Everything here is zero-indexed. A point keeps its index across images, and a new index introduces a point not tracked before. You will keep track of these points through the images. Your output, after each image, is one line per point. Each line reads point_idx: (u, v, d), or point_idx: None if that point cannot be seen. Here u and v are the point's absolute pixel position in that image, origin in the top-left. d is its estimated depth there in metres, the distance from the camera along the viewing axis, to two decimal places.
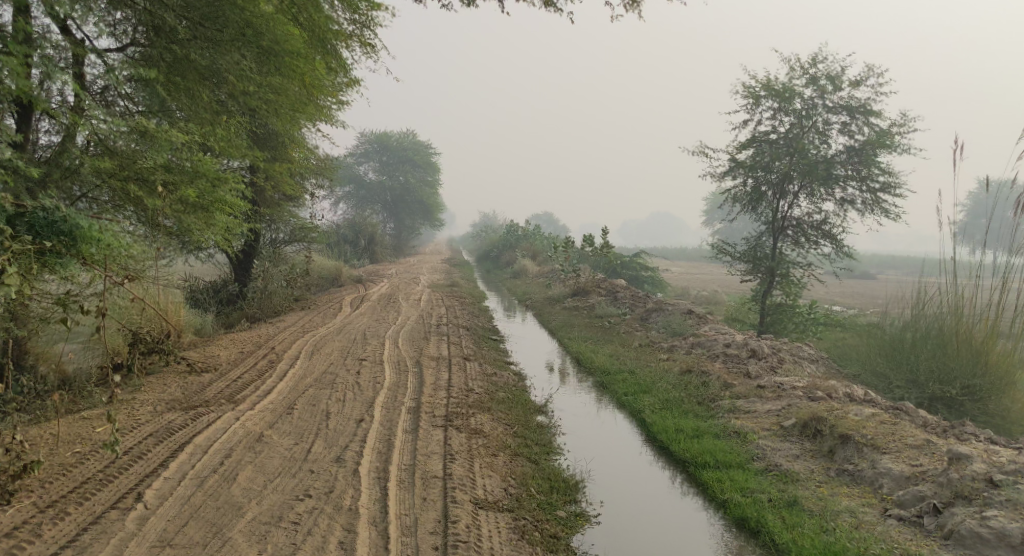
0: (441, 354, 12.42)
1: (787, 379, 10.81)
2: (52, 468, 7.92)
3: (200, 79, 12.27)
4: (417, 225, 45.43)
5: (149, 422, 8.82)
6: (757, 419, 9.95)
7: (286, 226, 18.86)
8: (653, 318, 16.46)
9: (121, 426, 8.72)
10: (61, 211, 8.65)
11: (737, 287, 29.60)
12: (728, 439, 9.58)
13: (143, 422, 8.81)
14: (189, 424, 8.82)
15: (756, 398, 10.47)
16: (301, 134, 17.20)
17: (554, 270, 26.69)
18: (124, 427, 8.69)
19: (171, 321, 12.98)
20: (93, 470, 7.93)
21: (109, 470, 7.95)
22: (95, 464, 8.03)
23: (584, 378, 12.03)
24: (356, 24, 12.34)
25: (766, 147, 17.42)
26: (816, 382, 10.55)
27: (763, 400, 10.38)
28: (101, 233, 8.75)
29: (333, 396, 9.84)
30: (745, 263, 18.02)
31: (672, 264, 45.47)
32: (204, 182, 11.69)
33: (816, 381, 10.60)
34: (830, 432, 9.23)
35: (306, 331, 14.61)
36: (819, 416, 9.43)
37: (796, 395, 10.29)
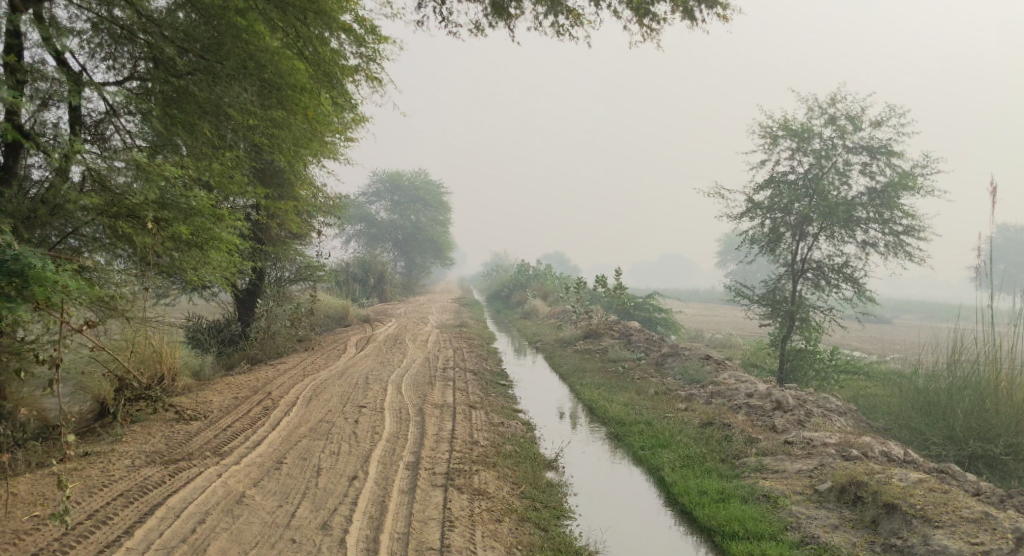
0: (446, 401, 11.75)
1: (818, 434, 10.08)
2: (5, 535, 7.31)
3: (201, 113, 11.66)
4: (428, 264, 44.94)
5: (122, 479, 8.19)
6: (788, 480, 9.22)
7: (291, 265, 18.33)
8: (668, 363, 15.78)
9: (91, 484, 8.09)
10: (12, 248, 8.98)
11: (752, 331, 28.81)
12: (758, 504, 8.85)
13: (115, 479, 8.18)
14: (165, 482, 8.20)
15: (784, 456, 9.74)
16: (309, 172, 16.79)
17: (566, 311, 26.06)
18: (93, 485, 8.06)
19: (165, 364, 12.35)
20: (49, 538, 7.31)
21: (67, 538, 7.32)
22: (53, 531, 7.41)
23: (598, 428, 11.34)
24: (362, 58, 11.77)
25: (783, 188, 16.85)
26: (848, 439, 9.83)
27: (791, 458, 9.65)
28: (55, 275, 8.99)
29: (327, 449, 9.19)
30: (764, 307, 17.32)
31: (686, 306, 44.75)
32: (200, 218, 11.13)
33: (848, 438, 9.87)
34: (872, 499, 8.51)
35: (306, 374, 14.01)
36: (858, 480, 8.70)
37: (828, 454, 9.56)
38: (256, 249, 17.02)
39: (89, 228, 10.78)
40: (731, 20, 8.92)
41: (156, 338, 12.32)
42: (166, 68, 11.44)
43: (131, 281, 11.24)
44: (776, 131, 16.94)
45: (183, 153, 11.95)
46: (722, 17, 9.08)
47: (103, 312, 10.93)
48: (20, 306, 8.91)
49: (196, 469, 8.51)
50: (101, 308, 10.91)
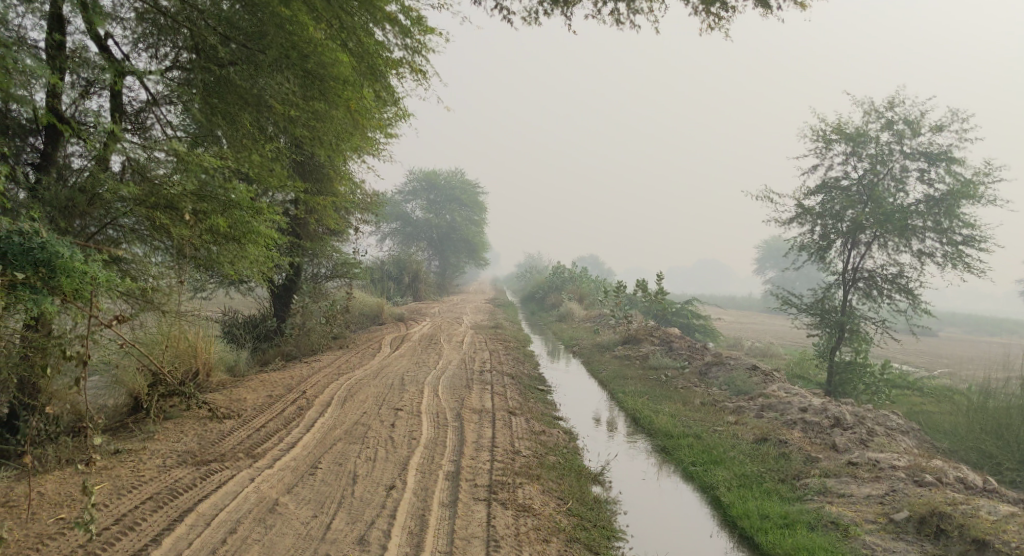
0: (484, 407, 11.34)
1: (884, 457, 9.53)
2: (28, 540, 7.02)
3: (243, 104, 11.47)
4: (463, 263, 44.66)
5: (151, 481, 7.88)
6: (857, 507, 8.67)
7: (327, 261, 18.05)
8: (713, 372, 15.24)
9: (119, 485, 7.78)
10: (40, 238, 8.70)
11: (793, 341, 28.10)
12: (826, 532, 8.33)
13: (145, 481, 7.87)
14: (196, 485, 7.88)
15: (848, 478, 9.20)
16: (348, 168, 16.50)
17: (604, 315, 25.57)
18: (121, 487, 7.76)
19: (200, 359, 12.05)
20: (73, 544, 7.00)
21: (91, 545, 7.02)
22: (77, 536, 7.10)
23: (643, 440, 10.86)
24: (407, 50, 11.37)
25: (836, 195, 16.26)
26: (919, 462, 9.27)
27: (858, 481, 9.11)
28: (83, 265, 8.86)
29: (363, 454, 8.83)
30: (812, 316, 16.74)
31: (724, 313, 44.01)
32: (238, 212, 10.64)
33: (918, 462, 9.31)
34: (957, 534, 7.94)
35: (341, 373, 13.71)
36: (941, 511, 8.14)
37: (899, 479, 9.01)
38: (293, 245, 16.77)
39: (126, 218, 10.50)
40: (807, 9, 8.39)
41: (192, 332, 12.04)
42: (209, 56, 11.26)
43: (167, 274, 10.98)
44: (830, 134, 16.36)
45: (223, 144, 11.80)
46: (796, 6, 8.55)
47: (139, 305, 10.61)
48: (45, 297, 8.72)
49: (229, 472, 8.17)
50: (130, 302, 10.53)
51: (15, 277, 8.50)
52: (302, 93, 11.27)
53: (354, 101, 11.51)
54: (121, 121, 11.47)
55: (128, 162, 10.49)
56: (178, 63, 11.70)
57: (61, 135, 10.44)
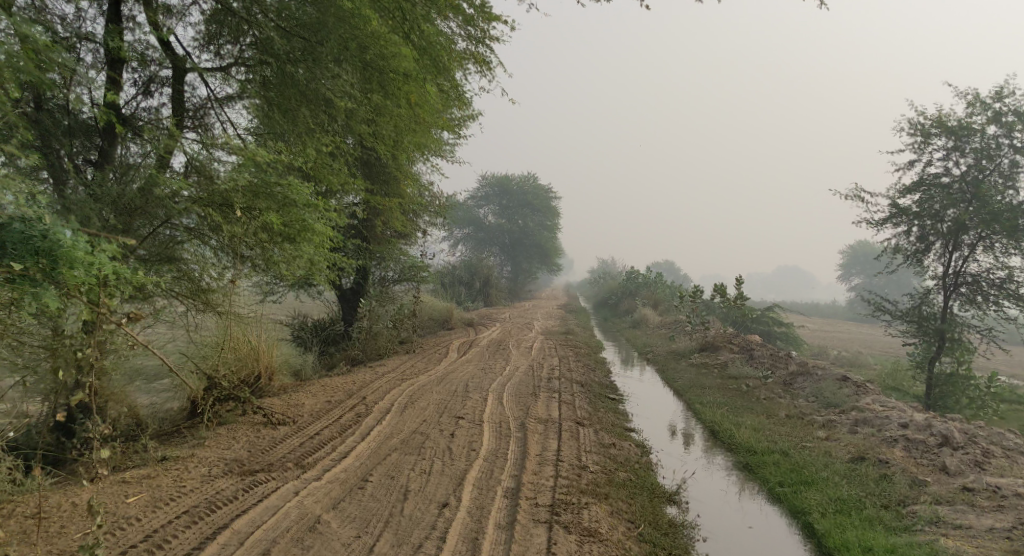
0: (550, 416, 10.64)
1: (1009, 482, 8.50)
2: None
3: (303, 100, 10.82)
4: (535, 269, 43.86)
5: (191, 493, 7.54)
6: (979, 542, 7.70)
7: (395, 265, 17.52)
8: (799, 383, 14.23)
9: (156, 498, 7.44)
10: (42, 224, 7.87)
11: (883, 349, 26.60)
12: None
13: (185, 492, 7.54)
14: (237, 498, 7.51)
15: (964, 507, 8.21)
16: (415, 168, 16.04)
17: (680, 321, 24.60)
18: (159, 499, 7.44)
19: (262, 362, 11.61)
20: None
21: None
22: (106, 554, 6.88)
23: (725, 455, 10.02)
24: (471, 41, 10.78)
25: (936, 193, 15.08)
26: None
27: (977, 511, 8.11)
28: (87, 256, 7.97)
29: (418, 466, 8.26)
30: (907, 324, 15.59)
31: (806, 320, 42.35)
32: (296, 209, 10.10)
33: None
34: None
35: (405, 378, 13.20)
36: None
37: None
38: (361, 248, 16.34)
39: (187, 216, 9.72)
40: None
41: (255, 334, 11.58)
42: (274, 54, 10.64)
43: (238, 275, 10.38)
44: (929, 127, 15.19)
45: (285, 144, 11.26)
46: None
47: (195, 306, 10.13)
48: (48, 291, 7.82)
49: (274, 485, 7.73)
50: (185, 303, 10.01)
51: (12, 270, 7.68)
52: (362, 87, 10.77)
53: (415, 94, 11.03)
54: (182, 119, 10.68)
55: (189, 161, 9.96)
56: (250, 61, 10.97)
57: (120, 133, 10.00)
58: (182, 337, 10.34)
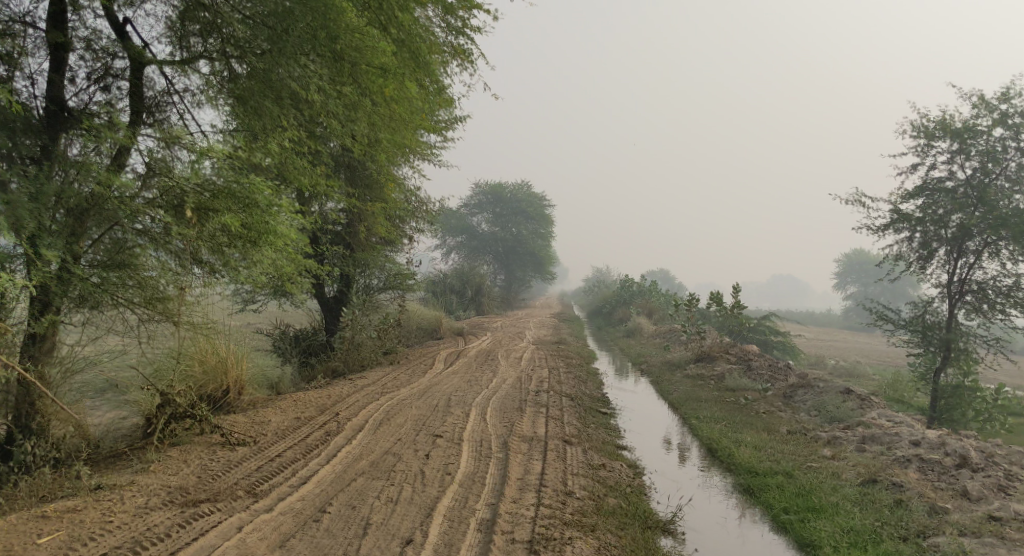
0: (536, 434, 9.89)
1: None
2: None
3: (263, 88, 9.91)
4: (528, 277, 43.05)
5: (117, 530, 7.01)
6: None
7: (379, 272, 16.62)
8: (799, 395, 13.48)
9: (74, 537, 6.92)
10: None
11: (882, 359, 25.87)
12: None
13: (112, 529, 7.03)
14: (172, 535, 6.99)
15: (993, 540, 7.48)
16: (399, 172, 15.31)
17: (675, 330, 23.83)
18: (77, 538, 6.93)
19: (231, 376, 10.78)
20: None
21: None
22: None
23: (724, 476, 9.28)
24: (453, 32, 10.11)
25: (940, 198, 14.40)
26: None
27: (1008, 544, 7.39)
28: None
29: (383, 493, 7.66)
30: (911, 333, 14.84)
31: (802, 329, 41.62)
32: (257, 211, 9.33)
33: None
34: None
35: (385, 392, 12.43)
36: None
37: None
38: (344, 256, 15.65)
39: (150, 217, 8.95)
40: None
41: (223, 344, 10.77)
42: (243, 48, 9.81)
43: (199, 283, 9.48)
44: (933, 130, 14.51)
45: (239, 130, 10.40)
46: None
47: (150, 316, 9.25)
48: None
49: (219, 518, 7.22)
50: (137, 313, 9.18)
51: None
52: (332, 79, 9.99)
53: (392, 89, 10.32)
54: (139, 113, 9.79)
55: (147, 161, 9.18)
56: (224, 58, 9.93)
57: (65, 127, 8.98)
58: (133, 345, 9.50)
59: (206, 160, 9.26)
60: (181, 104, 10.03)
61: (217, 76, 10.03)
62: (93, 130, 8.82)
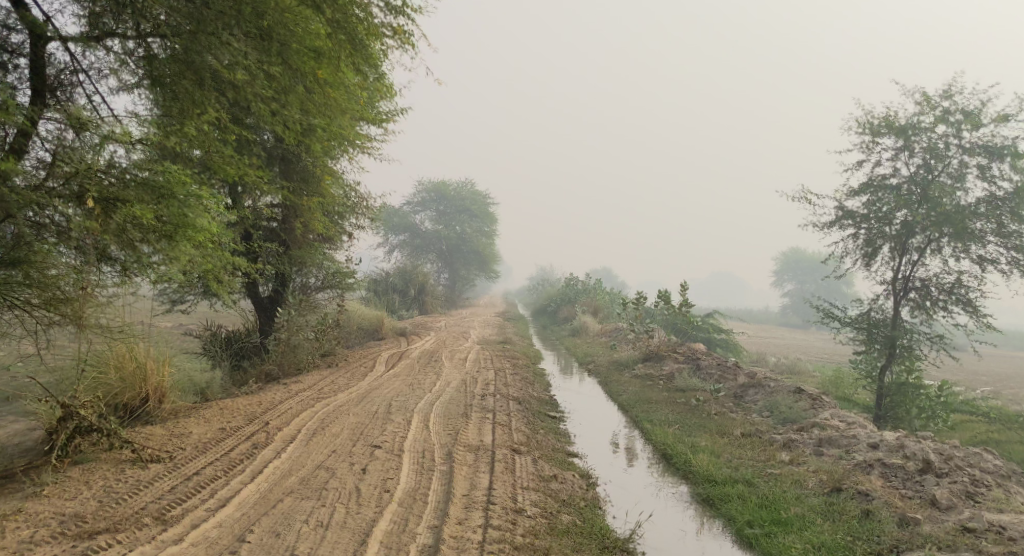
0: (481, 442, 9.26)
1: (1013, 519, 7.45)
2: None
3: (182, 71, 9.15)
4: (472, 275, 42.31)
5: None
6: None
7: (316, 270, 15.71)
8: (751, 396, 13.10)
9: None
10: None
11: (824, 356, 25.82)
12: None
13: None
14: None
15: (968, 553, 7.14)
16: (334, 166, 14.48)
17: (620, 328, 23.41)
18: None
19: (151, 383, 9.89)
20: None
21: None
22: None
23: (680, 485, 8.83)
24: (390, 13, 9.42)
25: (885, 195, 14.11)
26: None
27: None
28: None
29: (311, 516, 7.18)
30: (857, 330, 14.53)
31: (744, 326, 41.76)
32: (176, 204, 8.66)
33: None
34: None
35: (320, 396, 11.70)
36: None
37: None
38: (279, 254, 14.77)
39: (56, 212, 8.17)
40: None
41: (142, 347, 9.94)
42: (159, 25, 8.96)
43: (111, 282, 8.77)
44: (877, 127, 14.19)
45: (155, 112, 9.53)
46: None
47: (52, 321, 8.55)
48: None
49: (117, 553, 6.70)
50: (35, 316, 8.44)
51: None
52: (258, 60, 9.20)
53: (323, 73, 9.60)
54: (39, 92, 8.88)
55: (51, 149, 8.39)
56: (138, 35, 9.09)
57: None
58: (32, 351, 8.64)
59: (111, 148, 8.52)
60: (86, 83, 9.14)
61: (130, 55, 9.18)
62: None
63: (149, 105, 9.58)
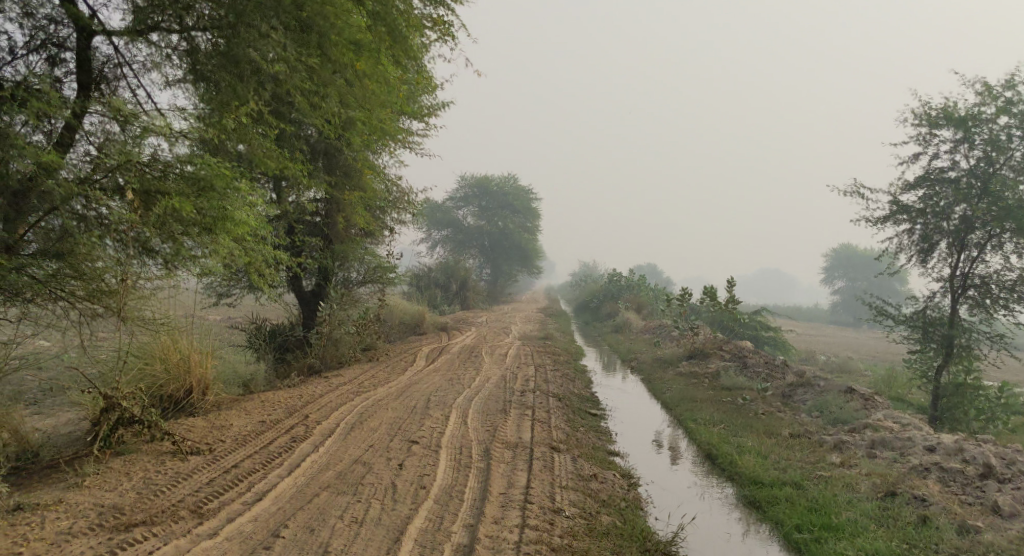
0: (520, 439, 9.10)
1: None
2: None
3: (223, 62, 9.11)
4: (514, 271, 42.15)
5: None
6: None
7: (358, 265, 15.68)
8: (799, 395, 12.75)
9: None
10: None
11: (876, 355, 25.18)
12: None
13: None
14: None
15: None
16: (377, 160, 14.41)
17: (664, 325, 23.09)
18: None
19: (194, 374, 9.91)
20: None
21: None
22: None
23: (725, 486, 8.59)
24: (432, 2, 9.27)
25: (943, 188, 13.63)
26: None
27: None
28: None
29: (346, 512, 7.09)
30: (912, 329, 14.08)
31: (791, 324, 41.04)
32: (215, 196, 8.63)
33: None
34: None
35: (361, 391, 11.64)
36: None
37: None
38: (321, 248, 14.76)
39: (99, 204, 8.15)
40: None
41: (185, 340, 9.95)
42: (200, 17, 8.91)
43: (152, 274, 8.74)
44: (936, 118, 13.71)
45: (198, 103, 9.49)
46: None
47: (95, 312, 8.51)
48: None
49: (152, 546, 6.67)
50: (79, 307, 8.41)
51: None
52: (296, 52, 9.13)
53: (366, 64, 9.48)
54: (85, 86, 8.93)
55: (97, 143, 8.40)
56: (182, 29, 9.06)
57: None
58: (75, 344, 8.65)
59: (152, 139, 8.48)
60: (131, 77, 9.17)
61: (174, 48, 9.18)
62: (22, 101, 7.89)
63: (192, 97, 9.55)
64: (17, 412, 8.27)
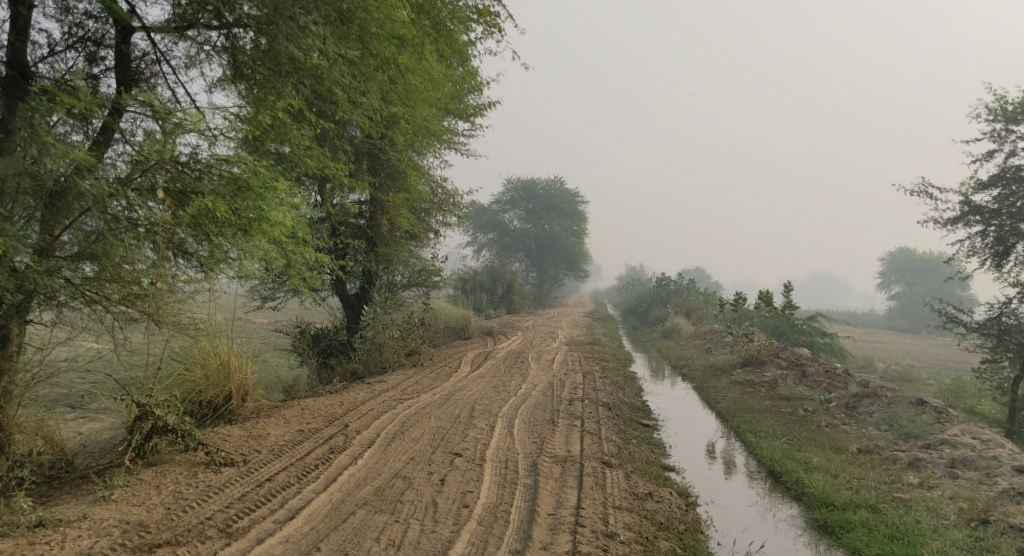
0: (570, 453, 8.57)
1: None
2: None
3: (260, 56, 8.72)
4: (561, 275, 41.56)
5: None
6: None
7: (402, 267, 15.30)
8: (864, 406, 12.02)
9: None
10: None
11: (939, 363, 24.11)
12: None
13: None
14: None
15: None
16: (421, 161, 14.03)
17: (716, 330, 22.34)
18: None
19: (233, 380, 9.53)
20: None
21: None
22: None
23: (791, 509, 7.97)
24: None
25: (1020, 187, 12.78)
26: None
27: None
28: None
29: (382, 535, 6.64)
30: (985, 337, 13.21)
31: (846, 330, 39.82)
32: (251, 195, 8.24)
33: None
34: None
35: (404, 398, 11.20)
36: None
37: None
38: (365, 251, 14.38)
39: (132, 205, 7.83)
40: None
41: (225, 344, 9.60)
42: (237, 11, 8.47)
43: (186, 278, 8.38)
44: (1012, 112, 12.87)
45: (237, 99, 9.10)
46: None
47: (129, 317, 8.13)
48: None
49: None
50: (113, 312, 8.02)
51: None
52: (336, 46, 8.73)
53: None
54: (123, 83, 8.62)
55: (134, 142, 8.08)
56: (222, 25, 8.59)
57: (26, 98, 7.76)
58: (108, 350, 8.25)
59: (186, 137, 8.10)
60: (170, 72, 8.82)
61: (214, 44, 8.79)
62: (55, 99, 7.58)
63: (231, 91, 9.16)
64: (53, 419, 8.19)
